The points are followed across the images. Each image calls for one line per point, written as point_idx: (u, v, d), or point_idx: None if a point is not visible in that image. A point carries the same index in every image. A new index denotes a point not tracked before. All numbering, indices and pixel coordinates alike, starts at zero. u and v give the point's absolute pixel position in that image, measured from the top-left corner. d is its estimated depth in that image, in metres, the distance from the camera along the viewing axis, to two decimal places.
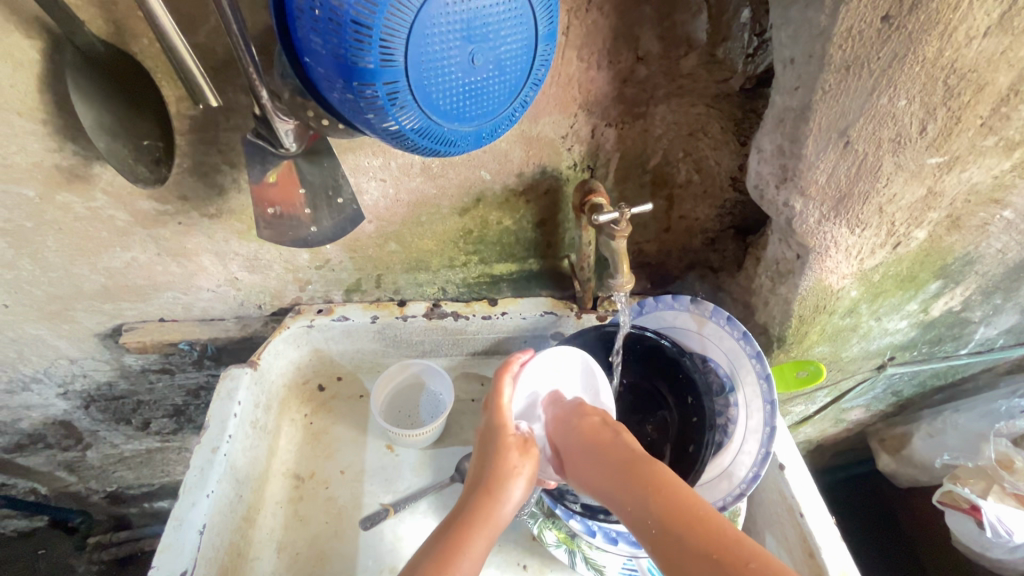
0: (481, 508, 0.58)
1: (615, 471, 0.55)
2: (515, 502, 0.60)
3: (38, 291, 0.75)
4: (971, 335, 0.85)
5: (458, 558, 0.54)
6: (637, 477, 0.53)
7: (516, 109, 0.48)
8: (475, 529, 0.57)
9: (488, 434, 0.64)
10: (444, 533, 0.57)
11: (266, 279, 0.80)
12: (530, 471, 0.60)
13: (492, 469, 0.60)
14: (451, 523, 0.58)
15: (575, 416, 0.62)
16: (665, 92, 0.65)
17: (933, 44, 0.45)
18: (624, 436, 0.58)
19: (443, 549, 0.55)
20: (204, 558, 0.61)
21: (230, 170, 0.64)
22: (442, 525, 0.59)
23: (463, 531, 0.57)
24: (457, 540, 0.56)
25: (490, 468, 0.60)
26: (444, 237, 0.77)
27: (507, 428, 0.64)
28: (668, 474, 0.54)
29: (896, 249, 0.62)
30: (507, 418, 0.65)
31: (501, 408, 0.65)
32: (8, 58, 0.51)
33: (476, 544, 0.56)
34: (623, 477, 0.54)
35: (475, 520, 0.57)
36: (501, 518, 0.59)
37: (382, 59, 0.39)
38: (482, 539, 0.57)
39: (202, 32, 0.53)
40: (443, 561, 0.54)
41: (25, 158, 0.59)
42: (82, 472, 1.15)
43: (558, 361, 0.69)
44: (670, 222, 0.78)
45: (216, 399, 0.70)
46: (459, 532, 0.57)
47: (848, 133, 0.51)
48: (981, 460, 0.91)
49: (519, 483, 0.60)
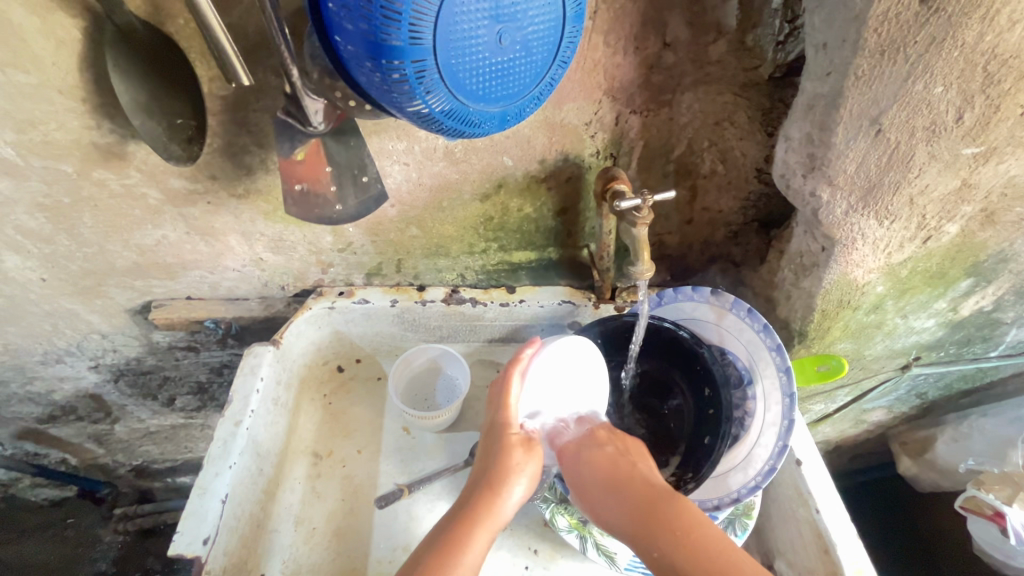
0: (483, 504, 0.60)
1: (638, 516, 0.58)
2: (516, 501, 0.62)
3: (74, 265, 0.77)
4: (1002, 337, 0.82)
5: (460, 552, 0.57)
6: (660, 512, 0.57)
7: (543, 90, 0.48)
8: (477, 525, 0.59)
9: (492, 430, 0.66)
10: (447, 527, 0.59)
11: (289, 261, 0.82)
12: (532, 468, 0.62)
13: (495, 463, 0.62)
14: (453, 518, 0.60)
15: (592, 446, 0.63)
16: (692, 79, 0.64)
17: (974, 28, 0.43)
18: (642, 468, 0.62)
19: (446, 544, 0.57)
20: (226, 526, 0.63)
21: (259, 151, 0.65)
22: (447, 518, 0.60)
23: (466, 526, 0.59)
24: (457, 539, 0.57)
25: (493, 464, 0.62)
26: (465, 223, 0.78)
27: (510, 424, 0.65)
28: (693, 517, 0.57)
29: (926, 243, 0.61)
30: (513, 415, 0.66)
31: (507, 404, 0.66)
32: (52, 37, 0.53)
33: (477, 539, 0.58)
34: (648, 525, 0.57)
35: (478, 515, 0.59)
36: (502, 515, 0.61)
37: (410, 37, 0.39)
38: (483, 536, 0.59)
39: (235, 12, 0.54)
40: (446, 553, 0.56)
41: (65, 134, 0.61)
42: (110, 445, 1.19)
43: (570, 359, 0.65)
44: (692, 213, 0.77)
45: (240, 374, 0.72)
46: (462, 528, 0.58)
47: (880, 121, 0.50)
48: (1008, 467, 0.88)
49: (520, 480, 0.61)
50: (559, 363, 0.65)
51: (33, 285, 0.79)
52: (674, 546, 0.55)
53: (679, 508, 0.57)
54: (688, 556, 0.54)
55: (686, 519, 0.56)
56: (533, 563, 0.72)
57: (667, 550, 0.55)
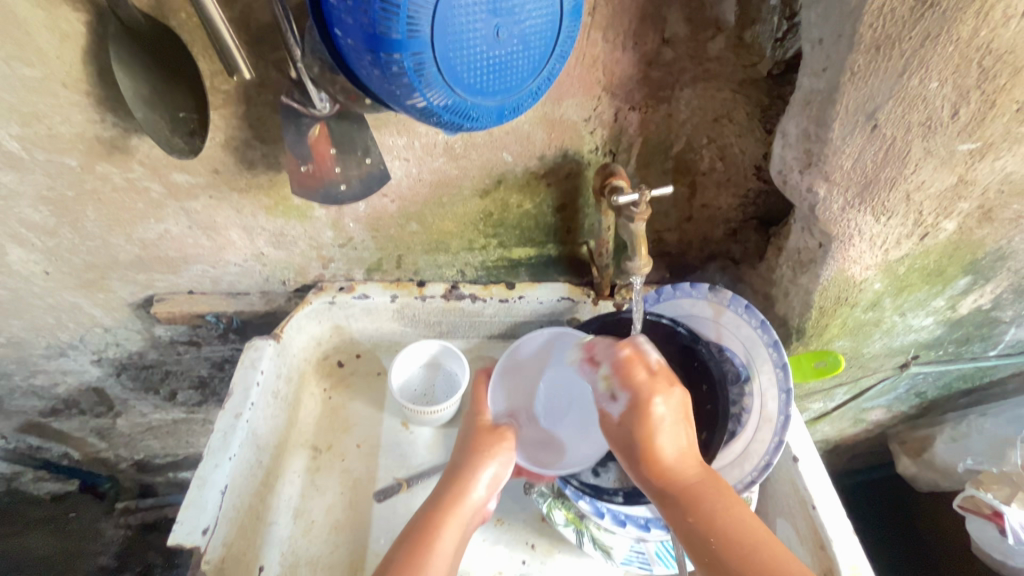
0: (455, 488, 0.63)
1: (684, 488, 0.57)
2: (487, 486, 0.65)
3: (77, 259, 0.78)
4: (1001, 335, 0.82)
5: (433, 535, 0.59)
6: (702, 490, 0.56)
7: (541, 84, 0.48)
8: (449, 509, 0.62)
9: (467, 426, 0.71)
10: (423, 513, 0.62)
11: (290, 256, 0.82)
12: (501, 454, 0.66)
13: (466, 452, 0.67)
14: (427, 504, 0.63)
15: (664, 402, 0.59)
16: (691, 76, 0.64)
17: (968, 24, 0.43)
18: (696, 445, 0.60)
19: (422, 528, 0.60)
20: (226, 516, 0.64)
21: (260, 146, 0.66)
22: (424, 505, 0.63)
23: (440, 511, 0.62)
24: (429, 522, 0.60)
25: (465, 452, 0.67)
26: (464, 219, 0.78)
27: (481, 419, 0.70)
28: (733, 501, 0.56)
29: (924, 240, 0.61)
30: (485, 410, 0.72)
31: (481, 406, 0.72)
32: (57, 30, 0.54)
33: (450, 522, 0.61)
34: (695, 499, 0.56)
35: (451, 498, 0.63)
36: (474, 501, 0.64)
37: (409, 30, 0.40)
38: (454, 520, 0.62)
39: (238, 7, 0.54)
40: (420, 533, 0.60)
41: (69, 128, 0.62)
42: (112, 439, 1.20)
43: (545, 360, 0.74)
44: (691, 210, 0.77)
45: (240, 367, 0.73)
46: (435, 512, 0.62)
47: (876, 116, 0.50)
48: (1007, 466, 0.88)
49: (489, 466, 0.65)
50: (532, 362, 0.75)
51: (36, 278, 0.80)
52: (717, 523, 0.54)
53: (720, 491, 0.56)
54: (725, 534, 0.53)
55: (727, 501, 0.55)
56: (531, 559, 0.72)
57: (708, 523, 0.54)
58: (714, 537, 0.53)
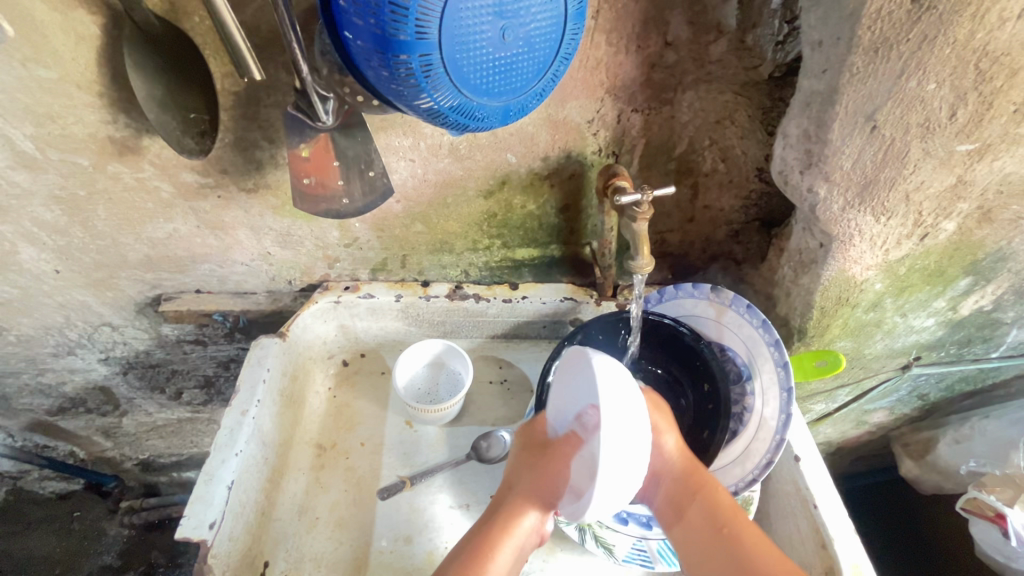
0: (508, 508, 0.60)
1: (690, 468, 0.60)
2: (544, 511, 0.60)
3: (87, 257, 0.79)
4: (1002, 337, 0.83)
5: (486, 559, 0.56)
6: (703, 485, 0.59)
7: (545, 86, 0.49)
8: (502, 529, 0.58)
9: (527, 436, 0.65)
10: (475, 532, 0.59)
11: (297, 256, 0.83)
12: None
13: (518, 470, 0.62)
14: (482, 523, 0.60)
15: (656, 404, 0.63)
16: (693, 78, 0.65)
17: (964, 26, 0.44)
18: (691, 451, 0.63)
19: (474, 550, 0.57)
20: (232, 512, 0.65)
21: (269, 147, 0.67)
22: (476, 525, 0.60)
23: (491, 533, 0.58)
24: (483, 547, 0.57)
25: (518, 470, 0.62)
26: (469, 219, 0.79)
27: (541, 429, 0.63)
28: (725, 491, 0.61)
29: (924, 240, 0.61)
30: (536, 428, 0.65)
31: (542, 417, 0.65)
32: (73, 33, 0.55)
33: (504, 545, 0.57)
34: (703, 478, 0.60)
35: (503, 520, 0.59)
36: (529, 522, 0.59)
37: (417, 32, 0.41)
38: (509, 543, 0.58)
39: (249, 10, 0.55)
40: (472, 555, 0.56)
41: (82, 128, 0.63)
42: (117, 438, 1.21)
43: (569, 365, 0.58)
44: (694, 211, 0.78)
45: (247, 366, 0.74)
46: (487, 534, 0.58)
47: (875, 117, 0.51)
48: (1009, 468, 0.89)
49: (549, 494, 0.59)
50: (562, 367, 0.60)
51: (47, 276, 0.81)
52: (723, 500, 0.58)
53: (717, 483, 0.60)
54: (726, 513, 0.57)
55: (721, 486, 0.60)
56: (533, 557, 0.72)
57: (714, 501, 0.58)
58: (713, 517, 0.57)
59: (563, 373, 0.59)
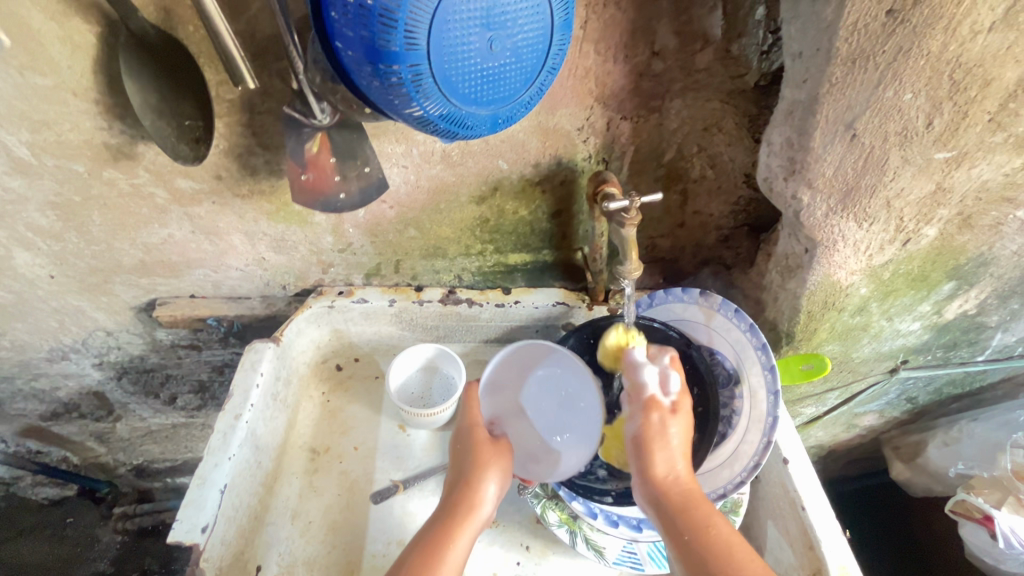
0: (465, 502, 0.63)
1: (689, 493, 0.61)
2: (491, 498, 0.65)
3: (82, 262, 0.80)
4: (988, 341, 0.84)
5: (443, 550, 0.59)
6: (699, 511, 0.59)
7: (533, 95, 0.50)
8: (460, 522, 0.62)
9: (462, 432, 0.70)
10: (433, 526, 0.62)
11: (291, 261, 0.84)
12: (503, 466, 0.66)
13: (469, 463, 0.66)
14: (437, 517, 0.63)
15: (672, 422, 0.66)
16: (681, 86, 0.66)
17: (938, 38, 0.46)
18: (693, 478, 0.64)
19: (434, 544, 0.60)
20: (224, 515, 0.65)
21: (262, 153, 0.68)
22: (433, 518, 0.63)
23: (449, 525, 0.61)
24: (441, 538, 0.60)
25: (470, 462, 0.66)
26: (461, 224, 0.80)
27: (478, 424, 0.70)
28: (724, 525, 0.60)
29: (906, 246, 0.63)
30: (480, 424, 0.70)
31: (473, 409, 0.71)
32: (68, 41, 0.56)
33: (460, 536, 0.60)
34: (700, 505, 0.60)
35: (460, 513, 0.62)
36: (482, 513, 0.64)
37: (406, 43, 0.42)
38: (465, 534, 0.61)
39: (243, 19, 0.56)
40: (432, 548, 0.59)
41: (78, 135, 0.64)
42: (111, 443, 1.21)
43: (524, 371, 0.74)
44: (683, 217, 0.79)
45: (240, 370, 0.74)
46: (445, 527, 0.61)
47: (854, 126, 0.52)
48: (997, 471, 0.90)
49: (492, 482, 0.65)
50: (511, 371, 0.74)
51: (41, 282, 0.81)
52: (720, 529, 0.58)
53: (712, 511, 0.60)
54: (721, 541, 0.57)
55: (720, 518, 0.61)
56: (525, 560, 0.73)
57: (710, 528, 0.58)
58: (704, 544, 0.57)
59: (522, 357, 0.74)
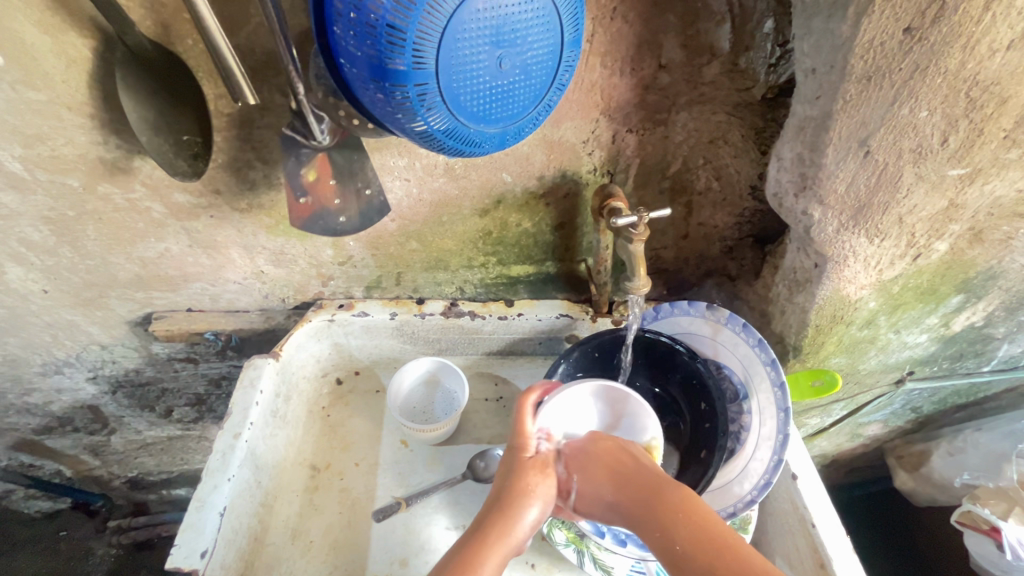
0: (496, 526, 0.55)
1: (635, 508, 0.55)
2: (529, 526, 0.56)
3: (76, 277, 0.78)
4: (993, 352, 0.84)
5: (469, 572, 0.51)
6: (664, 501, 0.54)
7: (541, 112, 0.50)
8: (486, 546, 0.53)
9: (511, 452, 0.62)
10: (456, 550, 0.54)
11: (290, 274, 0.82)
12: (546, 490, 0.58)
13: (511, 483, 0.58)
14: (466, 536, 0.55)
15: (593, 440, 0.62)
16: (687, 99, 0.65)
17: (955, 56, 0.45)
18: (648, 461, 0.58)
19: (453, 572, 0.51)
20: (224, 539, 0.63)
21: (262, 167, 0.66)
22: (457, 542, 0.55)
23: (477, 545, 0.53)
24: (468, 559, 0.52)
25: (510, 484, 0.58)
26: (465, 237, 0.79)
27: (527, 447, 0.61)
28: (694, 497, 0.54)
29: (917, 260, 0.62)
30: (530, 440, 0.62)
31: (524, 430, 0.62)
32: (63, 56, 0.55)
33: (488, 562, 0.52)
34: (651, 515, 0.54)
35: (492, 536, 0.54)
36: (516, 540, 0.55)
37: (414, 61, 0.41)
38: (495, 557, 0.53)
39: (243, 33, 0.55)
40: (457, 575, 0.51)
41: (72, 150, 0.62)
42: (106, 456, 1.19)
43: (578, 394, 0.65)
44: (688, 228, 0.78)
45: (239, 387, 0.73)
46: (469, 551, 0.53)
47: (869, 143, 0.51)
48: (1003, 481, 0.89)
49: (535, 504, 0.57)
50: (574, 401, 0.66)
51: (35, 296, 0.79)
52: (682, 531, 0.51)
53: (678, 491, 0.54)
54: (688, 547, 0.50)
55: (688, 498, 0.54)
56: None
57: (672, 537, 0.52)
58: (682, 533, 0.51)
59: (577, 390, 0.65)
